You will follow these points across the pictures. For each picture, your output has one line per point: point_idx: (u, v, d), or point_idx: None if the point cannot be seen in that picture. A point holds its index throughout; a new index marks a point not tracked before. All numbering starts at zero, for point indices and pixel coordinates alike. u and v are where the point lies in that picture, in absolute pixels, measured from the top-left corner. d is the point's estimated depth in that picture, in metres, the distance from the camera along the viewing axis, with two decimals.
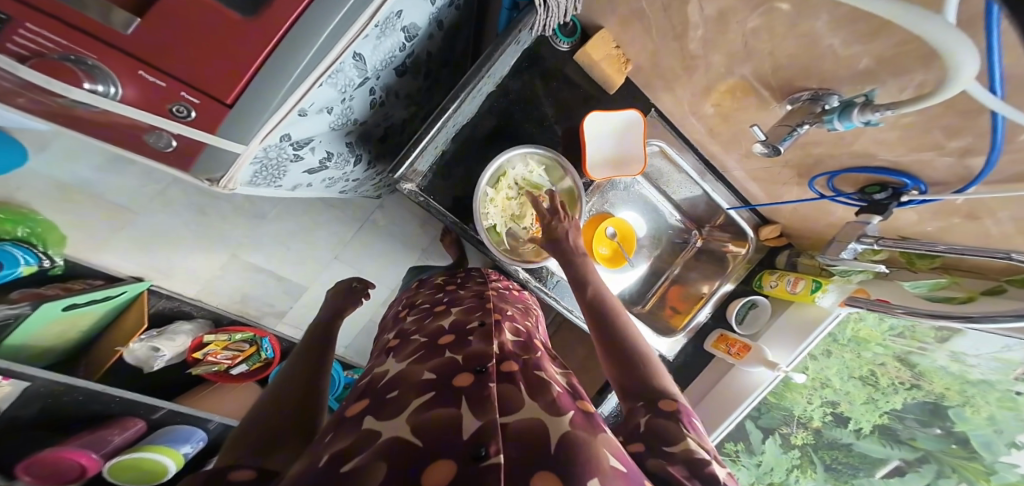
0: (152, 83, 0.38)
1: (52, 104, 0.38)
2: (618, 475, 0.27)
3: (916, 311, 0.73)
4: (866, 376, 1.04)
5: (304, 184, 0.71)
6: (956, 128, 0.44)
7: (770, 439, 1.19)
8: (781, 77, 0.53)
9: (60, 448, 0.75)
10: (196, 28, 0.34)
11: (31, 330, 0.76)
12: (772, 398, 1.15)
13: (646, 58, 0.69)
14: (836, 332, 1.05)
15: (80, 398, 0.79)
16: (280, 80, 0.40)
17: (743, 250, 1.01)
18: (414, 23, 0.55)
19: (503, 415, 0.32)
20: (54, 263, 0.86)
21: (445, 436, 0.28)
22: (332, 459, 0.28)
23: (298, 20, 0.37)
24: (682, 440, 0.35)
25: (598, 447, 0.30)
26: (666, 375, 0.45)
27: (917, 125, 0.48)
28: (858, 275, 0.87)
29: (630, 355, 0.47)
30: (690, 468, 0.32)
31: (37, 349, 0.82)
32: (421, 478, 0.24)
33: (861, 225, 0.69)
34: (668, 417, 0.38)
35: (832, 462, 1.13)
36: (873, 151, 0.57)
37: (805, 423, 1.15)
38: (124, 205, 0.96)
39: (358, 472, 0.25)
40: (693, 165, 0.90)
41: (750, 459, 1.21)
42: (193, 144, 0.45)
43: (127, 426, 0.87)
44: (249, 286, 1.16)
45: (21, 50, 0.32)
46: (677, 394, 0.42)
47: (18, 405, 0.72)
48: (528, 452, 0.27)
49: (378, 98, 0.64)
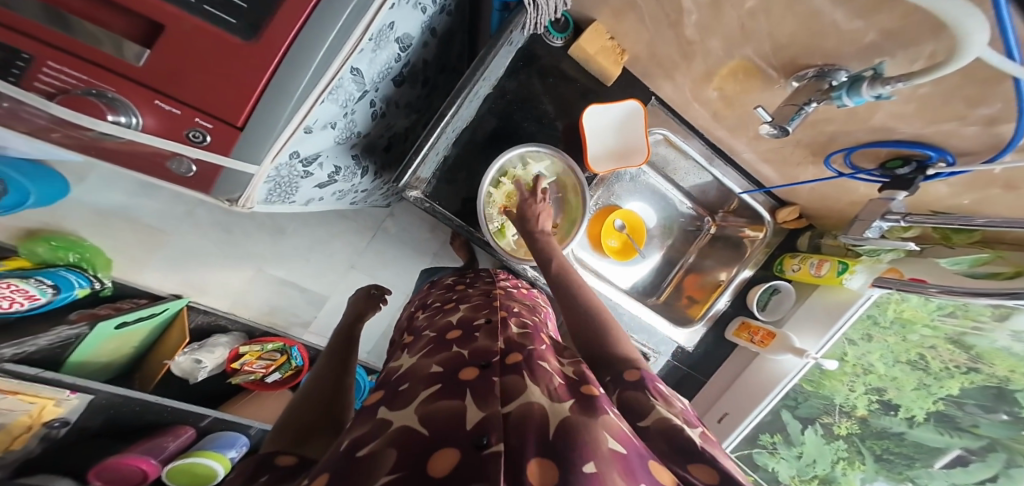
0: (167, 111, 0.40)
1: (82, 138, 0.42)
2: (616, 457, 0.27)
3: (952, 289, 0.69)
4: (914, 360, 0.98)
5: (316, 198, 0.74)
6: (977, 97, 0.41)
7: (810, 430, 1.15)
8: (783, 57, 0.51)
9: (124, 455, 0.81)
10: (202, 55, 0.37)
11: (86, 350, 0.85)
12: (808, 386, 1.11)
13: (642, 47, 0.68)
14: (875, 314, 1.00)
15: (137, 408, 0.86)
16: (285, 99, 0.42)
17: (761, 234, 0.98)
18: (408, 33, 0.56)
19: (505, 406, 0.33)
20: (104, 285, 0.95)
21: (449, 425, 0.30)
22: (349, 445, 0.29)
23: (295, 40, 0.39)
24: (653, 412, 0.35)
25: (597, 430, 0.30)
26: (630, 343, 0.48)
27: (934, 96, 0.45)
28: (888, 254, 0.83)
29: (599, 334, 0.50)
30: (666, 440, 0.32)
31: (97, 365, 0.91)
32: (426, 464, 0.25)
33: (886, 202, 0.65)
34: (637, 388, 0.39)
35: (883, 453, 1.07)
36: (891, 125, 0.54)
37: (848, 412, 1.09)
38: (159, 228, 1.03)
39: (369, 458, 0.26)
40: (699, 151, 0.86)
41: (790, 452, 1.19)
42: (212, 168, 0.47)
43: (179, 433, 0.94)
44: (275, 298, 1.21)
45: (48, 87, 0.36)
46: (642, 363, 0.44)
47: (85, 416, 0.80)
48: (526, 437, 0.28)
49: (379, 109, 0.66)
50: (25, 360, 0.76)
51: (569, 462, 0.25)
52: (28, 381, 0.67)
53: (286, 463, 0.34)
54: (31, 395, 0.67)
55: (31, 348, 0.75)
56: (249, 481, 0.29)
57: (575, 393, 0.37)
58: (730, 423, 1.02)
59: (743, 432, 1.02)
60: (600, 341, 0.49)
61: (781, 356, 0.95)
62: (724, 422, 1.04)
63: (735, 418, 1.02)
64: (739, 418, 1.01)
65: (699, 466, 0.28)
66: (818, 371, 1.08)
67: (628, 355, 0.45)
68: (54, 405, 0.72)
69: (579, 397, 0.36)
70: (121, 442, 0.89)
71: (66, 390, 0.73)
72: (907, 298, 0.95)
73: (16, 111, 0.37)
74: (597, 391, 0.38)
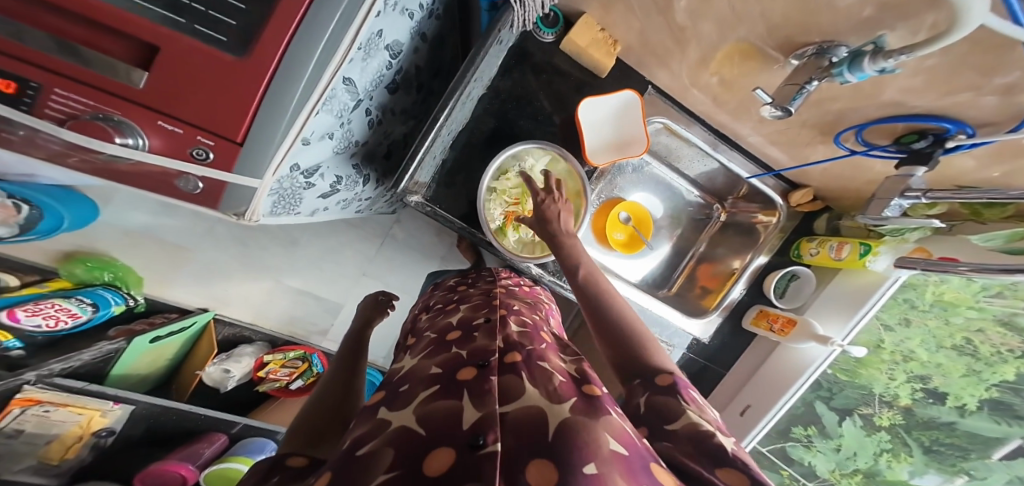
0: (170, 130, 0.42)
1: (96, 162, 0.44)
2: (616, 458, 0.26)
3: (986, 267, 0.62)
4: (960, 345, 0.91)
5: (321, 208, 0.76)
6: (991, 64, 0.38)
7: (848, 421, 1.09)
8: (779, 36, 0.49)
9: (165, 461, 0.84)
10: (197, 74, 0.39)
11: (125, 363, 0.90)
12: (842, 376, 1.06)
13: (633, 36, 0.67)
14: (914, 298, 0.94)
15: (174, 417, 0.91)
16: (280, 112, 0.43)
17: (774, 219, 0.95)
18: (397, 40, 0.57)
19: (503, 406, 0.32)
20: (137, 301, 1.01)
21: (448, 425, 0.29)
22: (350, 445, 0.30)
23: (285, 55, 0.40)
24: (682, 416, 0.34)
25: (598, 430, 0.29)
26: (661, 351, 0.46)
27: (942, 70, 0.42)
28: (914, 233, 0.77)
29: (628, 335, 0.49)
30: (694, 443, 0.31)
31: (134, 379, 0.96)
32: (423, 464, 0.24)
33: (905, 179, 0.61)
34: (667, 393, 0.38)
35: (933, 444, 1.00)
36: (902, 100, 0.51)
37: (890, 402, 1.02)
38: (181, 246, 1.08)
39: (368, 457, 0.26)
40: (702, 138, 0.85)
41: (826, 444, 1.14)
42: (216, 183, 0.49)
43: (213, 440, 0.97)
44: (293, 307, 1.25)
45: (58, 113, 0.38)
46: (674, 371, 0.43)
47: (129, 425, 0.85)
48: (524, 437, 0.27)
49: (375, 117, 0.67)
50: (73, 372, 0.81)
51: (570, 463, 0.24)
52: (75, 393, 0.73)
53: (298, 464, 0.33)
54: (79, 406, 0.73)
55: (77, 362, 0.79)
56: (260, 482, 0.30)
57: (577, 393, 0.37)
58: (752, 416, 0.98)
59: (766, 426, 0.97)
60: (630, 342, 0.47)
61: (804, 345, 0.91)
62: (746, 415, 1.00)
63: (757, 411, 0.98)
64: (762, 410, 0.97)
65: (730, 470, 0.28)
66: (853, 359, 1.04)
67: (661, 362, 0.44)
68: (100, 415, 0.77)
69: (581, 397, 0.36)
70: (160, 451, 0.93)
71: (109, 401, 0.78)
72: (947, 279, 0.88)
73: (32, 138, 0.40)
74: (601, 391, 0.38)
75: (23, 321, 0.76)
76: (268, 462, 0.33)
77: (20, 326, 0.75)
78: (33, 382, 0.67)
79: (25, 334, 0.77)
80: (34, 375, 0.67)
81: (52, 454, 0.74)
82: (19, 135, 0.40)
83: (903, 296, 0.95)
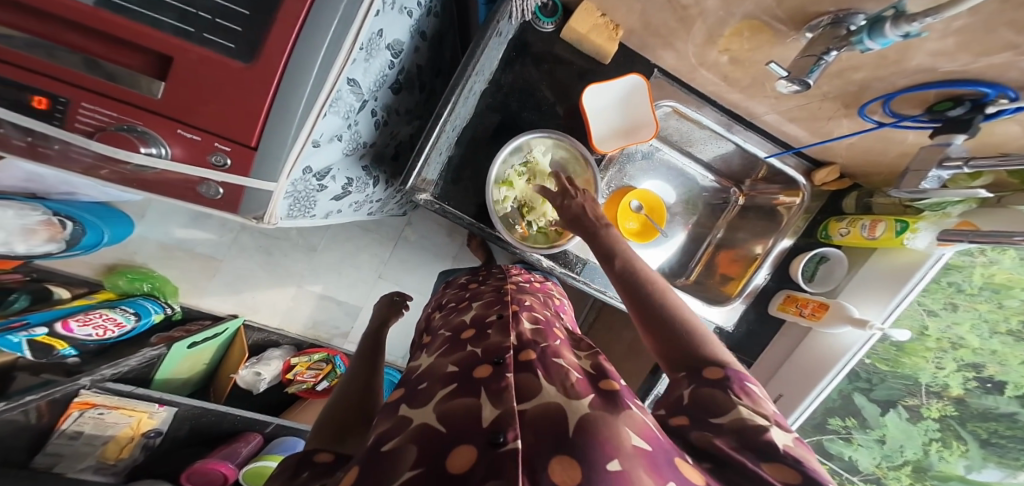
0: (190, 139, 0.44)
1: (125, 172, 0.47)
2: (640, 453, 0.25)
3: None
4: (1016, 330, 0.85)
5: (335, 211, 0.78)
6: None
7: (891, 413, 1.01)
8: (789, 7, 0.45)
9: (207, 460, 0.86)
10: (209, 82, 0.41)
11: (168, 368, 0.96)
12: (883, 366, 0.99)
13: (634, 19, 0.64)
14: (960, 281, 0.88)
15: (212, 418, 0.95)
16: (290, 115, 0.44)
17: (798, 199, 0.89)
18: (398, 39, 0.58)
19: (520, 404, 0.32)
20: (174, 310, 1.08)
21: (466, 423, 0.29)
22: (374, 441, 0.29)
23: (290, 59, 0.41)
24: (731, 411, 0.32)
25: (619, 425, 0.28)
26: (718, 341, 0.43)
27: (975, 30, 0.38)
28: (956, 206, 0.71)
29: (679, 323, 0.45)
30: (740, 438, 0.30)
31: (177, 382, 1.02)
32: (445, 461, 0.24)
33: (942, 148, 0.56)
34: (714, 385, 0.36)
35: (990, 437, 0.90)
36: (932, 65, 0.47)
37: (939, 393, 0.94)
38: (213, 255, 1.15)
39: (391, 454, 0.26)
40: (716, 121, 0.82)
41: (867, 436, 1.05)
42: (236, 189, 0.50)
43: (250, 439, 1.01)
44: (315, 311, 1.29)
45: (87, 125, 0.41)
46: (729, 363, 0.40)
47: (174, 426, 0.90)
48: (546, 434, 0.26)
49: (381, 118, 0.68)
50: (124, 378, 0.87)
51: (592, 459, 0.23)
52: (124, 396, 0.81)
53: (325, 460, 0.34)
54: (128, 408, 0.80)
55: (126, 368, 0.86)
56: (290, 479, 0.30)
57: (594, 388, 0.36)
58: (785, 406, 0.91)
59: (800, 417, 0.89)
60: (682, 333, 0.44)
61: (839, 330, 0.83)
62: (777, 405, 0.92)
63: (791, 400, 0.90)
64: (796, 399, 0.89)
65: (778, 466, 0.27)
66: (894, 348, 0.96)
67: (714, 354, 0.41)
68: (148, 417, 0.83)
69: (598, 392, 0.35)
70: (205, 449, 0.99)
71: (155, 403, 0.84)
72: (998, 260, 0.84)
73: (67, 151, 0.44)
74: (618, 385, 0.37)
75: (76, 331, 0.83)
76: (295, 459, 0.33)
77: (73, 335, 0.82)
78: (89, 386, 0.77)
79: (79, 343, 0.84)
80: (88, 380, 0.77)
81: (109, 454, 0.79)
82: (54, 149, 0.44)
83: (949, 278, 0.88)
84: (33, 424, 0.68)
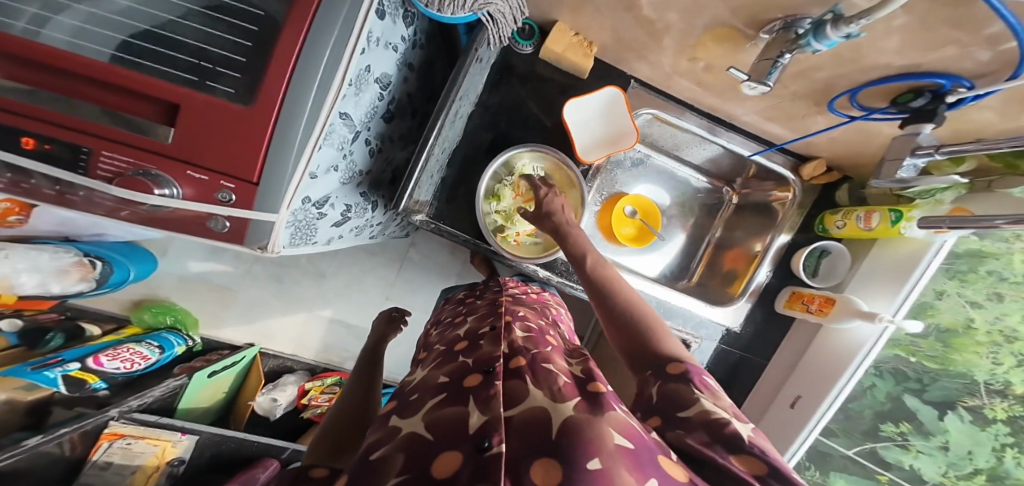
0: (198, 179, 0.48)
1: (143, 212, 0.51)
2: (622, 452, 0.26)
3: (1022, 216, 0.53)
4: None
5: (337, 237, 0.81)
6: (959, 19, 0.35)
7: (952, 416, 0.86)
8: (744, 15, 0.46)
9: None
10: (213, 126, 0.45)
11: (190, 396, 0.99)
12: (932, 364, 0.90)
13: (606, 36, 0.68)
14: (1003, 269, 0.80)
15: (231, 444, 0.96)
16: (289, 149, 0.48)
17: (789, 194, 0.89)
18: (385, 73, 0.62)
19: (508, 410, 0.33)
20: (195, 341, 1.14)
21: (455, 431, 0.30)
22: (365, 450, 0.31)
23: (286, 99, 0.46)
24: (695, 404, 0.33)
25: (602, 425, 0.29)
26: (669, 336, 0.45)
27: (916, 28, 0.39)
28: (947, 194, 0.69)
29: (636, 326, 0.47)
30: (709, 431, 0.30)
31: (201, 409, 1.06)
32: (431, 467, 0.25)
33: (912, 137, 0.55)
34: (679, 380, 0.37)
35: None
36: (884, 62, 0.47)
37: (1004, 392, 0.81)
38: (228, 285, 1.21)
39: (381, 462, 0.27)
40: (697, 124, 0.83)
41: (928, 443, 0.90)
42: (241, 222, 0.53)
43: (267, 465, 0.98)
44: (328, 336, 1.31)
45: (107, 172, 0.46)
46: (687, 358, 0.41)
47: (195, 455, 0.92)
48: (530, 439, 0.27)
49: (375, 146, 0.73)
50: (149, 409, 0.91)
51: (574, 459, 0.24)
52: (149, 426, 0.85)
53: (318, 475, 0.35)
54: (154, 438, 0.84)
55: (151, 398, 0.90)
56: None
57: (581, 391, 0.37)
58: (803, 408, 0.84)
59: (819, 423, 0.82)
60: (638, 334, 0.46)
61: (849, 324, 0.80)
62: (797, 407, 0.86)
63: (809, 401, 0.84)
64: (814, 401, 0.83)
65: (747, 458, 0.27)
66: (938, 344, 0.88)
67: (672, 351, 0.42)
68: (171, 446, 0.85)
69: (584, 396, 0.36)
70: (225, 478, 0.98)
71: (177, 432, 0.88)
72: None
73: (91, 196, 0.49)
74: (605, 387, 0.38)
75: (106, 365, 0.88)
76: (293, 470, 0.35)
77: (104, 369, 0.87)
78: (117, 418, 0.82)
79: (110, 376, 0.88)
80: (117, 412, 0.83)
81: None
82: (80, 196, 0.49)
83: (987, 267, 0.82)
84: (69, 456, 0.73)
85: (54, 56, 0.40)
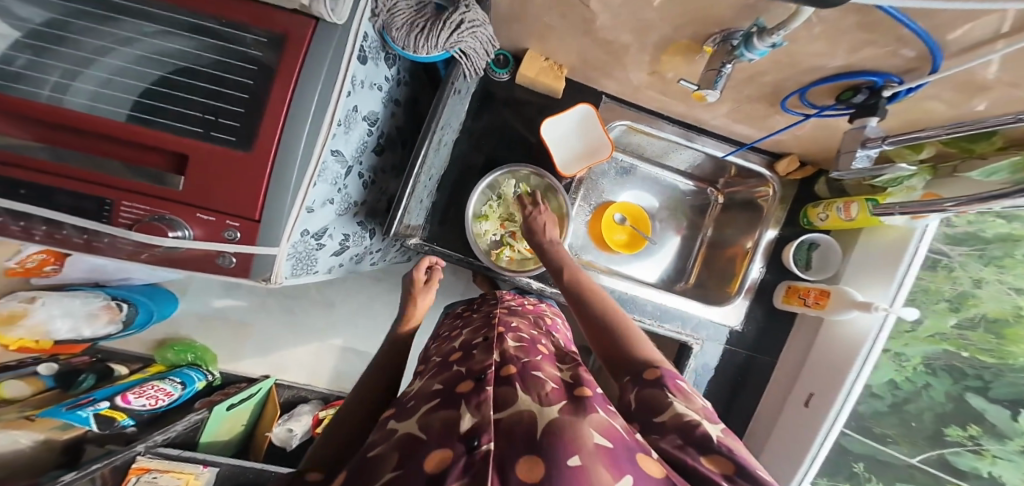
0: (207, 220, 0.53)
1: (158, 253, 0.57)
2: (601, 450, 0.27)
3: (972, 199, 0.54)
4: None
5: (337, 265, 0.85)
6: (868, 24, 0.38)
7: None
8: (688, 30, 0.50)
9: None
10: (217, 171, 0.51)
11: (211, 430, 1.02)
12: (988, 358, 0.80)
13: (572, 58, 0.73)
14: None
15: (250, 475, 0.94)
16: (286, 187, 0.52)
17: (770, 190, 0.91)
18: (372, 111, 0.68)
19: (496, 413, 0.35)
20: (214, 376, 1.20)
21: (446, 432, 0.32)
22: (363, 449, 0.33)
23: (280, 144, 0.51)
24: (668, 408, 0.35)
25: (584, 426, 0.30)
26: (647, 345, 0.48)
27: (835, 35, 0.42)
28: (913, 180, 0.70)
29: (615, 336, 0.50)
30: (681, 434, 0.31)
31: (221, 443, 1.09)
32: (422, 461, 0.28)
33: (860, 131, 0.55)
34: (654, 385, 0.39)
35: None
36: (818, 65, 0.50)
37: None
38: (244, 320, 1.27)
39: (378, 459, 0.30)
40: (673, 132, 0.87)
41: (1006, 448, 0.78)
42: (247, 257, 0.57)
43: None
44: (340, 363, 1.33)
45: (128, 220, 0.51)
46: (662, 362, 0.43)
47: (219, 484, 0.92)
48: (513, 440, 0.30)
49: (368, 178, 0.78)
50: (172, 443, 0.93)
51: (555, 457, 0.26)
52: (174, 460, 0.88)
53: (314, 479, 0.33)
54: (177, 471, 0.86)
55: (174, 433, 0.93)
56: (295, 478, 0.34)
57: (568, 396, 0.39)
58: (817, 406, 0.81)
59: (835, 421, 0.78)
60: (617, 341, 0.49)
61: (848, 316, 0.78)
62: (810, 406, 0.82)
63: (823, 397, 0.80)
64: (825, 398, 0.79)
65: (716, 459, 0.28)
66: (992, 336, 0.79)
67: (647, 356, 0.45)
68: (194, 478, 0.87)
69: (570, 400, 0.38)
70: None
71: (199, 464, 0.89)
72: None
73: (113, 242, 0.55)
74: (590, 391, 0.39)
75: (133, 402, 0.92)
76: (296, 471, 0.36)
77: (131, 407, 0.91)
78: (144, 452, 0.86)
79: (136, 412, 0.92)
80: (143, 446, 0.87)
81: None
82: (105, 242, 0.55)
83: None
84: None
85: (83, 120, 0.47)
